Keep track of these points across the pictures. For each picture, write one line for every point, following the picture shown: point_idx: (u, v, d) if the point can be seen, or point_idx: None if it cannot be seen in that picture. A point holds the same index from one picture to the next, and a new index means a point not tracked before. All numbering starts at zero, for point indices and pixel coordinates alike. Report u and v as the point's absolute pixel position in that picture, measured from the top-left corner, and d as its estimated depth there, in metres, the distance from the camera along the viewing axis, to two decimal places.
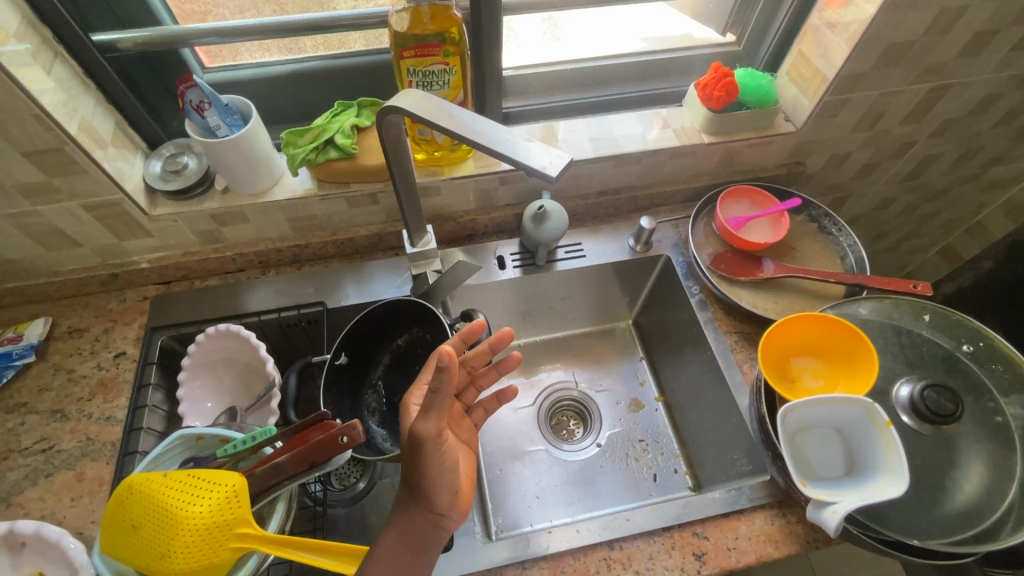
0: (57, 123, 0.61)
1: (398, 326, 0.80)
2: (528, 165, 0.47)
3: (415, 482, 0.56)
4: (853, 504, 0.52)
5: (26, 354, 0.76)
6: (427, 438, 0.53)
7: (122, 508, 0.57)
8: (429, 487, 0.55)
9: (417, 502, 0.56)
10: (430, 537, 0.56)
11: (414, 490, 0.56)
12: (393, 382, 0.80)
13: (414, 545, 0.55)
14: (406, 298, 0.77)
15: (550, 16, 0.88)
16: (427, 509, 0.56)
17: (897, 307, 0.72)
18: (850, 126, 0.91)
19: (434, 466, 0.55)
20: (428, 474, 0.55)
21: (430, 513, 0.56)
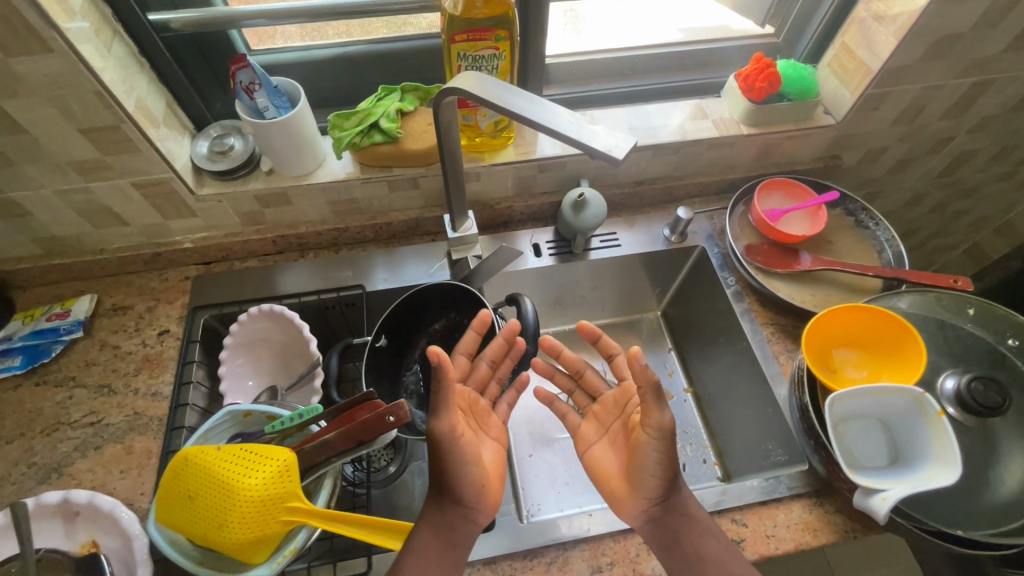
0: (116, 100, 0.62)
1: (435, 310, 0.81)
2: (593, 148, 0.47)
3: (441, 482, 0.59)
4: (904, 491, 0.53)
5: (73, 329, 0.78)
6: (442, 436, 0.57)
7: (178, 479, 0.59)
8: (455, 484, 0.59)
9: (446, 500, 0.60)
10: (464, 531, 0.60)
11: (440, 490, 0.60)
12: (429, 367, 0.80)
13: (448, 539, 0.59)
14: (445, 282, 0.78)
15: (569, 10, 0.87)
16: (456, 505, 0.60)
17: (940, 300, 0.72)
18: (890, 120, 0.90)
19: (457, 464, 0.59)
20: (453, 474, 0.59)
21: (460, 508, 0.60)
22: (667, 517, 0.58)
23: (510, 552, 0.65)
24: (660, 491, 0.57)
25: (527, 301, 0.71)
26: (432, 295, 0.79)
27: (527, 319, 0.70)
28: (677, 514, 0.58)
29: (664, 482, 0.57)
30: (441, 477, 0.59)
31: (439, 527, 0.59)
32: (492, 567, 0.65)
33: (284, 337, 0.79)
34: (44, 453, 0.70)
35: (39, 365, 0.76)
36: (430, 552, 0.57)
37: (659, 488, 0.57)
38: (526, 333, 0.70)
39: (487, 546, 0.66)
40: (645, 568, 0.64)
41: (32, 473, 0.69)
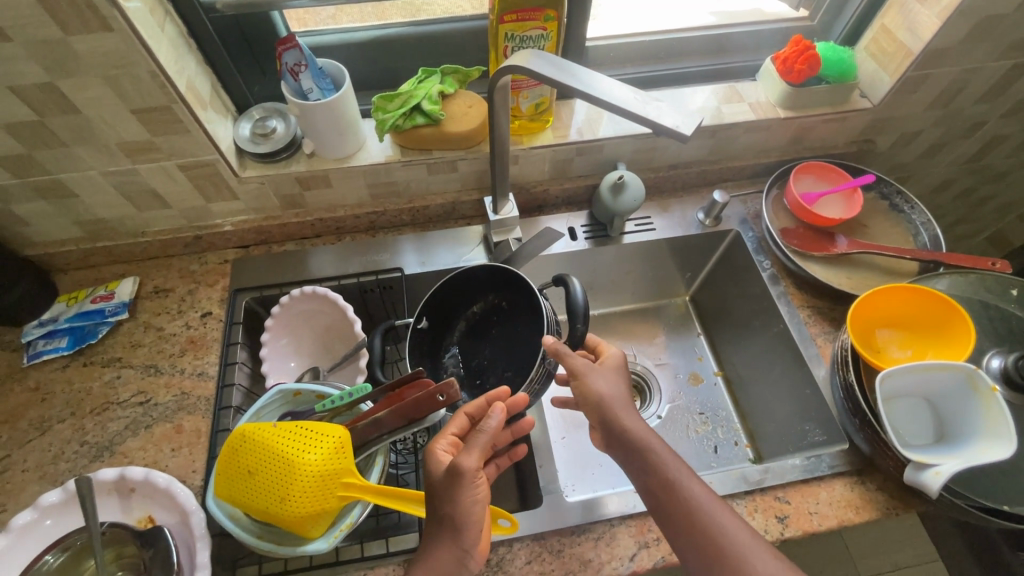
0: (170, 81, 0.62)
1: (472, 292, 0.80)
2: (660, 125, 0.48)
3: (438, 528, 0.54)
4: (957, 466, 0.53)
5: (118, 311, 0.79)
6: (465, 477, 0.54)
7: (236, 455, 0.60)
8: (451, 529, 0.54)
9: (440, 550, 0.54)
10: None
11: (438, 535, 0.54)
12: (469, 349, 0.79)
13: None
14: (480, 264, 0.77)
15: None
16: (454, 557, 0.54)
17: (983, 282, 0.73)
18: (927, 103, 0.90)
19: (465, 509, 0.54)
20: (454, 516, 0.54)
21: (454, 560, 0.54)
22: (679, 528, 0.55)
23: (558, 528, 0.66)
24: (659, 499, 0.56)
25: (574, 284, 0.65)
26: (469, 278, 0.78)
27: (573, 300, 0.64)
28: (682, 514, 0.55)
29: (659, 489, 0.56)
30: (443, 523, 0.54)
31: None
32: (541, 543, 0.66)
33: (329, 317, 0.80)
34: (95, 432, 0.71)
35: (85, 346, 0.77)
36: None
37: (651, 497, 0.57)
38: (574, 315, 0.64)
39: (536, 522, 0.67)
40: None
41: (85, 451, 0.70)
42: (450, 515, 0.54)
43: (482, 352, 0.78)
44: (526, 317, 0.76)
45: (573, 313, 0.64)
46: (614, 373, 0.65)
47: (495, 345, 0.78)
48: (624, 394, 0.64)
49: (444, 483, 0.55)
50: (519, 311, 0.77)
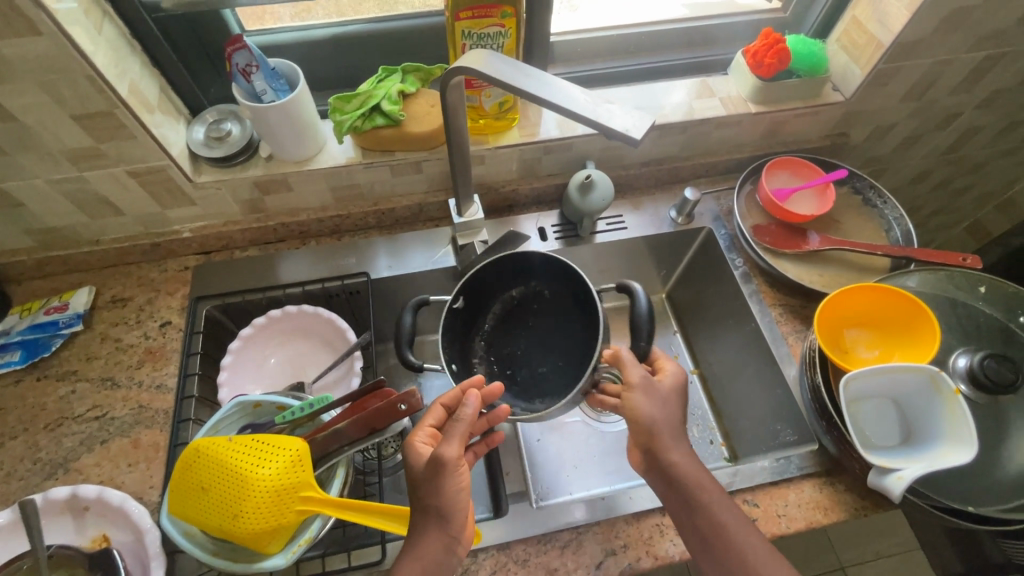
0: (109, 85, 0.59)
1: (514, 277, 0.77)
2: (610, 128, 0.46)
3: (425, 523, 0.53)
4: (920, 471, 0.53)
5: (72, 322, 0.76)
6: (445, 465, 0.52)
7: (190, 471, 0.58)
8: (437, 524, 0.52)
9: (424, 542, 0.52)
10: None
11: (421, 527, 0.53)
12: (500, 338, 0.78)
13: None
14: (538, 253, 0.73)
15: None
16: (438, 552, 0.52)
17: (951, 278, 0.71)
18: (899, 96, 0.89)
19: (442, 502, 0.53)
20: (437, 509, 0.53)
21: (438, 555, 0.52)
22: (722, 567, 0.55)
23: (524, 537, 0.65)
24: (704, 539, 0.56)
25: (641, 299, 0.66)
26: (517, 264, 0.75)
27: (638, 316, 0.65)
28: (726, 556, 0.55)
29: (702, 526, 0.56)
30: (429, 515, 0.53)
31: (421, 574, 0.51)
32: (506, 552, 0.65)
33: (320, 334, 0.81)
34: (49, 448, 0.69)
35: (39, 359, 0.75)
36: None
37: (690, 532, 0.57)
38: (639, 332, 0.65)
39: (501, 531, 0.66)
40: (659, 549, 0.65)
41: (38, 469, 0.68)
42: (435, 508, 0.53)
43: (515, 342, 0.77)
44: (573, 317, 0.75)
45: (637, 329, 0.65)
46: (670, 396, 0.62)
47: (529, 337, 0.77)
48: (676, 419, 0.61)
49: (424, 473, 0.53)
50: (562, 307, 0.76)
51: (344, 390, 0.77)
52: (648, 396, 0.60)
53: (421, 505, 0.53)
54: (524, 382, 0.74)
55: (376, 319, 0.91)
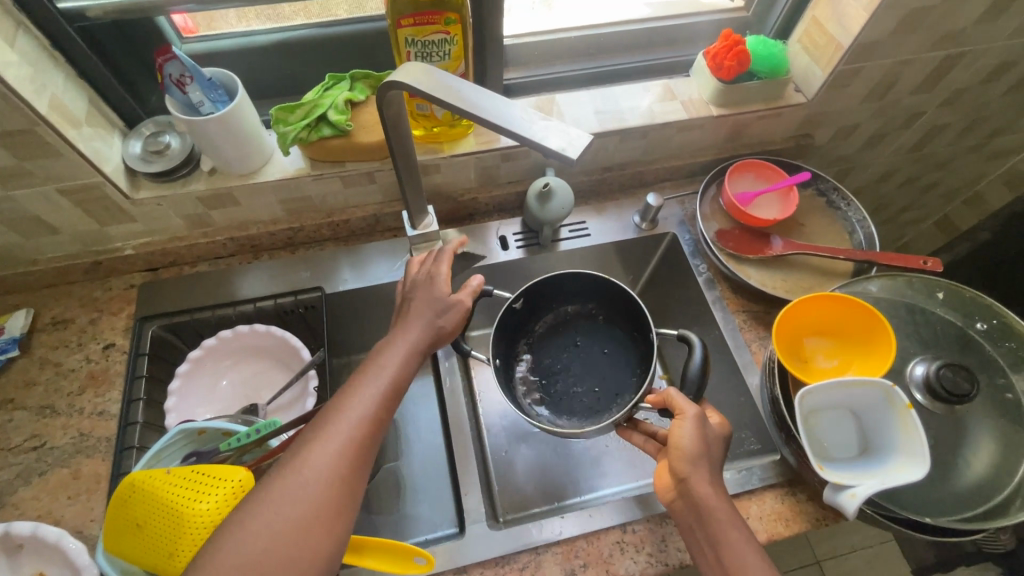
0: (25, 101, 0.56)
1: (576, 296, 0.75)
2: (546, 147, 0.45)
3: (390, 354, 0.55)
4: (872, 488, 0.52)
5: (8, 348, 0.73)
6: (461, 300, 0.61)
7: (125, 507, 0.55)
8: (402, 358, 0.55)
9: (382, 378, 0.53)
10: (382, 426, 0.51)
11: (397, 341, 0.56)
12: (543, 348, 0.77)
13: (370, 427, 0.50)
14: (616, 280, 0.71)
15: None
16: (394, 384, 0.53)
17: (911, 284, 0.71)
18: (862, 97, 0.88)
19: (428, 332, 0.58)
20: (409, 343, 0.56)
21: (392, 388, 0.53)
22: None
23: (480, 560, 0.64)
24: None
25: (699, 351, 0.62)
26: (591, 286, 0.73)
27: (690, 366, 0.61)
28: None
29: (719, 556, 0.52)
30: (398, 346, 0.55)
31: (376, 408, 0.51)
32: None
33: (274, 353, 0.79)
34: None
35: None
36: (347, 429, 0.49)
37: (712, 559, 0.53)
38: (686, 382, 0.61)
39: (458, 555, 0.64)
40: (619, 567, 0.64)
41: None
42: (410, 341, 0.56)
43: (563, 357, 0.77)
44: (631, 348, 0.74)
45: (685, 380, 0.61)
46: (715, 438, 0.57)
47: (578, 357, 0.76)
48: (718, 461, 0.56)
49: (433, 300, 0.59)
50: (615, 329, 0.75)
51: (298, 411, 0.74)
52: (699, 424, 0.56)
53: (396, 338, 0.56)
54: (563, 398, 0.74)
55: (335, 333, 0.88)
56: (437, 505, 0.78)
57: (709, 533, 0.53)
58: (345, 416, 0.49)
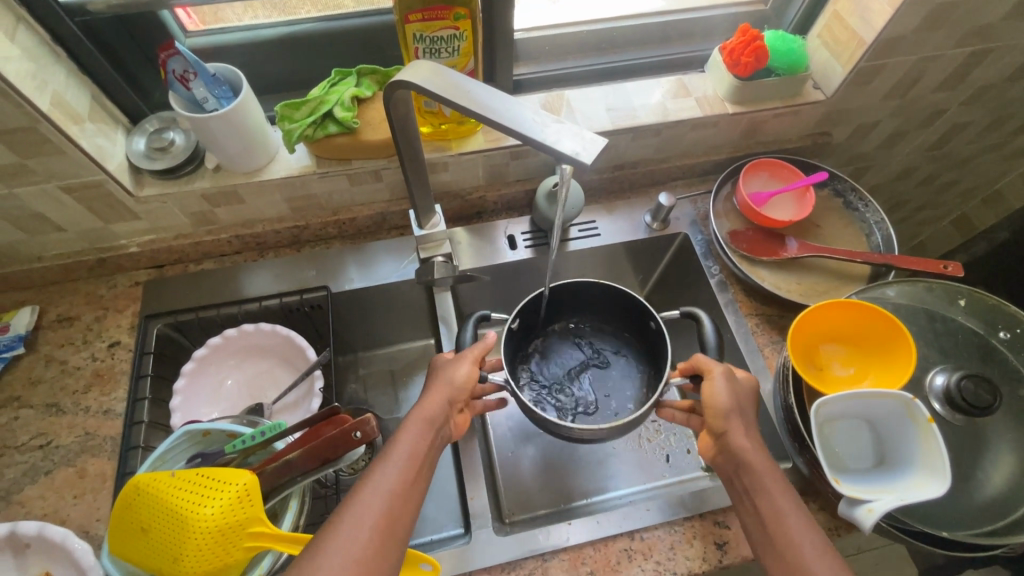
0: (25, 99, 0.55)
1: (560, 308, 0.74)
2: (559, 151, 0.43)
3: (405, 433, 0.53)
4: (890, 503, 0.50)
5: (14, 345, 0.73)
6: (464, 351, 0.61)
7: (130, 511, 0.55)
8: (416, 437, 0.53)
9: (396, 455, 0.51)
10: (402, 518, 0.48)
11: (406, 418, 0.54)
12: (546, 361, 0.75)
13: (388, 520, 0.47)
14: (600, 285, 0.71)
15: None
16: (412, 466, 0.51)
17: (930, 290, 0.69)
18: (882, 94, 0.85)
19: (442, 409, 0.56)
20: (424, 412, 0.55)
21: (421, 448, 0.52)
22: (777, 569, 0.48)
23: (486, 566, 0.63)
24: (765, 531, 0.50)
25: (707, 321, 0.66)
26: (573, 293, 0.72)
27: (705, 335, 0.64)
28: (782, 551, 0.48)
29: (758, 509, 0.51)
30: (411, 423, 0.54)
31: (395, 490, 0.48)
32: None
33: (279, 352, 0.78)
34: None
35: None
36: (368, 515, 0.46)
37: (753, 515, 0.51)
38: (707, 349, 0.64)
39: (463, 560, 0.63)
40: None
41: None
42: (421, 415, 0.55)
43: (569, 365, 0.75)
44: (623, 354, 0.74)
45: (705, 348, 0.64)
46: (745, 394, 0.58)
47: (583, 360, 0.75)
48: (750, 415, 0.57)
49: (444, 376, 0.58)
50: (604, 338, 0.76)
51: (303, 412, 0.74)
52: (722, 376, 0.57)
53: (410, 417, 0.55)
54: (585, 403, 0.73)
55: (340, 332, 0.87)
56: (442, 507, 0.78)
57: (748, 487, 0.52)
58: (364, 502, 0.47)
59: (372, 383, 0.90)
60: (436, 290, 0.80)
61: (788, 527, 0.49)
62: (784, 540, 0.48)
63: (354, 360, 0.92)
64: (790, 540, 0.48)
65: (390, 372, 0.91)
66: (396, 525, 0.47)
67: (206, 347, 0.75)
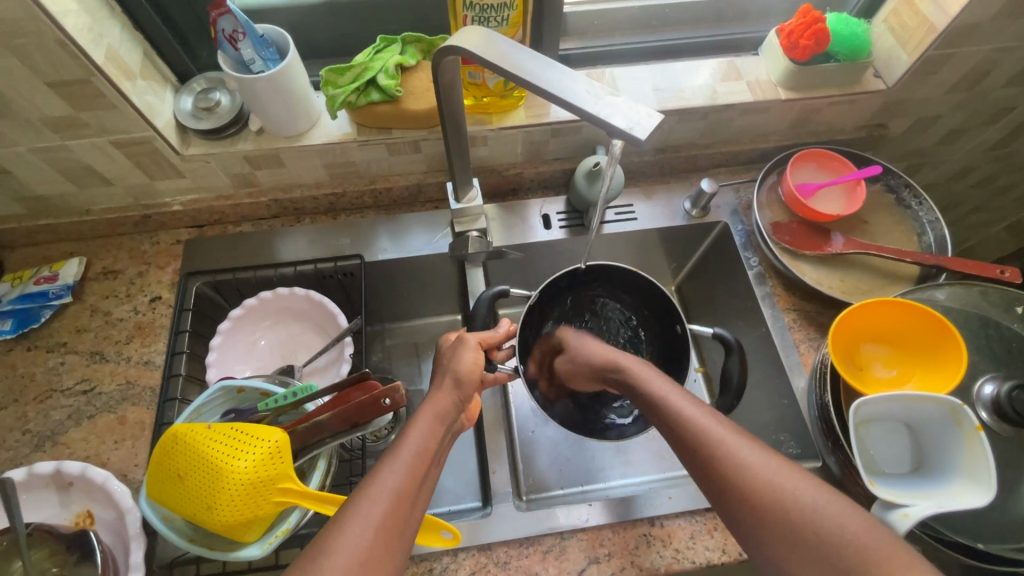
0: (83, 51, 0.56)
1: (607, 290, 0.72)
2: (611, 125, 0.42)
3: (416, 427, 0.49)
4: (929, 509, 0.48)
5: (62, 294, 0.75)
6: (466, 340, 0.58)
7: (167, 458, 0.56)
8: (425, 431, 0.48)
9: (405, 453, 0.46)
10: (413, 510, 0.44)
11: (416, 417, 0.50)
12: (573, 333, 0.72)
13: (397, 508, 0.43)
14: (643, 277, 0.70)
15: None
16: (422, 461, 0.46)
17: (985, 295, 0.66)
18: (948, 86, 0.81)
19: (454, 403, 0.53)
20: (435, 406, 0.51)
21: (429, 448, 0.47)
22: (747, 514, 0.42)
23: (505, 539, 0.64)
24: (710, 471, 0.45)
25: (738, 358, 0.63)
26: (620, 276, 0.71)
27: (731, 372, 0.63)
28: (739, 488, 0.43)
29: (690, 448, 0.47)
30: (420, 417, 0.50)
31: (402, 487, 0.44)
32: (487, 554, 0.63)
33: (312, 317, 0.79)
34: (37, 420, 0.69)
35: (29, 330, 0.74)
36: (373, 509, 0.42)
37: (686, 456, 0.47)
38: (728, 386, 0.62)
39: (481, 532, 0.64)
40: (644, 560, 0.63)
41: (27, 440, 0.68)
42: (433, 408, 0.51)
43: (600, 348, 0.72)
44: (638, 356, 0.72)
45: (726, 386, 0.63)
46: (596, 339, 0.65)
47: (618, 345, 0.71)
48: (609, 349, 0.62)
49: (448, 368, 0.55)
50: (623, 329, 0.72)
51: (332, 376, 0.75)
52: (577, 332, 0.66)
53: (420, 411, 0.51)
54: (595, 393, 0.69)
55: (370, 302, 0.88)
56: (463, 479, 0.79)
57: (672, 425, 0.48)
58: (370, 498, 0.43)
59: (398, 354, 0.91)
60: (468, 264, 0.80)
61: (732, 452, 0.45)
62: (731, 472, 0.44)
63: (382, 331, 0.93)
64: (742, 470, 0.44)
65: (416, 345, 0.92)
66: (404, 523, 0.43)
67: (241, 307, 0.76)
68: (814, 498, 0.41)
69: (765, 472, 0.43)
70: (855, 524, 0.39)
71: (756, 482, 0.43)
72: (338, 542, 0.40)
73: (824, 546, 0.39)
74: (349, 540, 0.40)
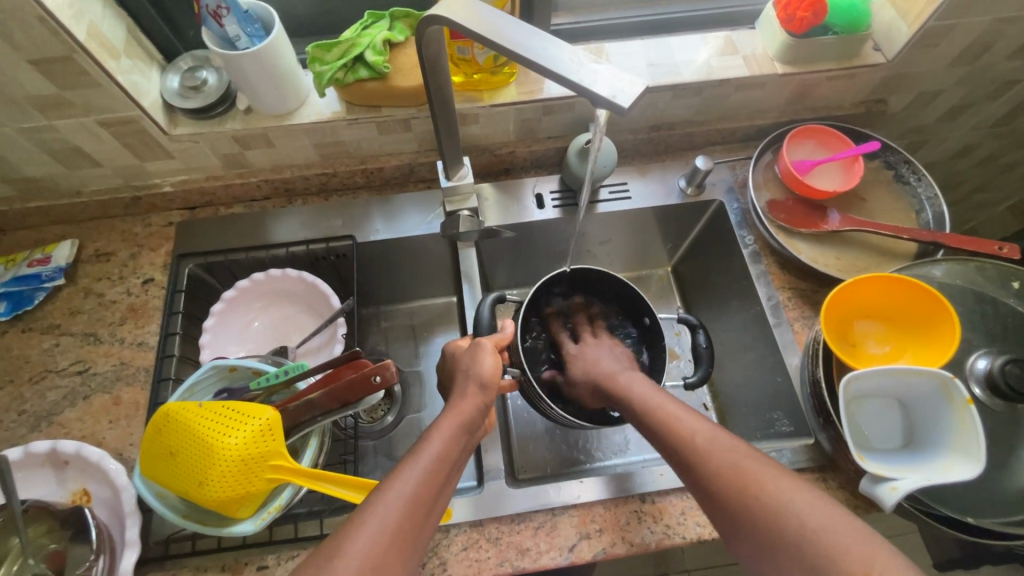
0: (63, 27, 0.55)
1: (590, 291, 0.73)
2: (594, 93, 0.41)
3: (437, 433, 0.49)
4: (917, 482, 0.48)
5: (55, 276, 0.76)
6: (482, 344, 0.59)
7: (160, 436, 0.56)
8: (446, 437, 0.49)
9: (426, 457, 0.46)
10: (428, 514, 0.44)
11: (437, 425, 0.50)
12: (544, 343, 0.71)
13: (413, 511, 0.43)
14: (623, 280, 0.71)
15: None
16: (441, 465, 0.46)
17: (982, 271, 0.65)
18: (949, 59, 0.79)
19: (478, 408, 0.53)
20: (462, 412, 0.52)
21: (444, 454, 0.47)
22: (728, 517, 0.45)
23: (496, 516, 0.64)
24: (695, 480, 0.47)
25: (703, 334, 0.69)
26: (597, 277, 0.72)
27: (700, 348, 0.69)
28: (719, 490, 0.45)
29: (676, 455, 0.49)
30: (447, 420, 0.50)
31: (419, 490, 0.44)
32: (479, 530, 0.64)
33: (304, 298, 0.79)
34: (33, 401, 0.70)
35: (23, 312, 0.75)
36: (392, 509, 0.42)
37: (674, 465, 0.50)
38: (700, 358, 0.68)
39: (474, 509, 0.64)
40: (634, 536, 0.63)
41: (23, 420, 0.69)
42: (458, 415, 0.51)
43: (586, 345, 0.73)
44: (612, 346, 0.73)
45: (699, 356, 0.68)
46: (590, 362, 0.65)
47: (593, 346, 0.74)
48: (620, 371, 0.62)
49: (472, 373, 0.56)
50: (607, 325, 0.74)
51: (325, 357, 0.75)
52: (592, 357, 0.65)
53: (443, 419, 0.51)
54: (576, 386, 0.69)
55: (364, 283, 0.88)
56: None
57: (661, 435, 0.51)
58: (387, 501, 0.42)
59: (394, 336, 0.91)
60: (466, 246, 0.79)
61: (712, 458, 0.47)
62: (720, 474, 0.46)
63: (377, 313, 0.93)
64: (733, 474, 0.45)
65: (411, 326, 0.92)
66: (419, 526, 0.43)
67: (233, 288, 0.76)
68: (803, 501, 0.42)
69: (739, 471, 0.45)
70: (839, 528, 0.40)
71: (730, 481, 0.45)
72: (353, 539, 0.40)
73: (802, 554, 0.40)
74: (362, 539, 0.40)
